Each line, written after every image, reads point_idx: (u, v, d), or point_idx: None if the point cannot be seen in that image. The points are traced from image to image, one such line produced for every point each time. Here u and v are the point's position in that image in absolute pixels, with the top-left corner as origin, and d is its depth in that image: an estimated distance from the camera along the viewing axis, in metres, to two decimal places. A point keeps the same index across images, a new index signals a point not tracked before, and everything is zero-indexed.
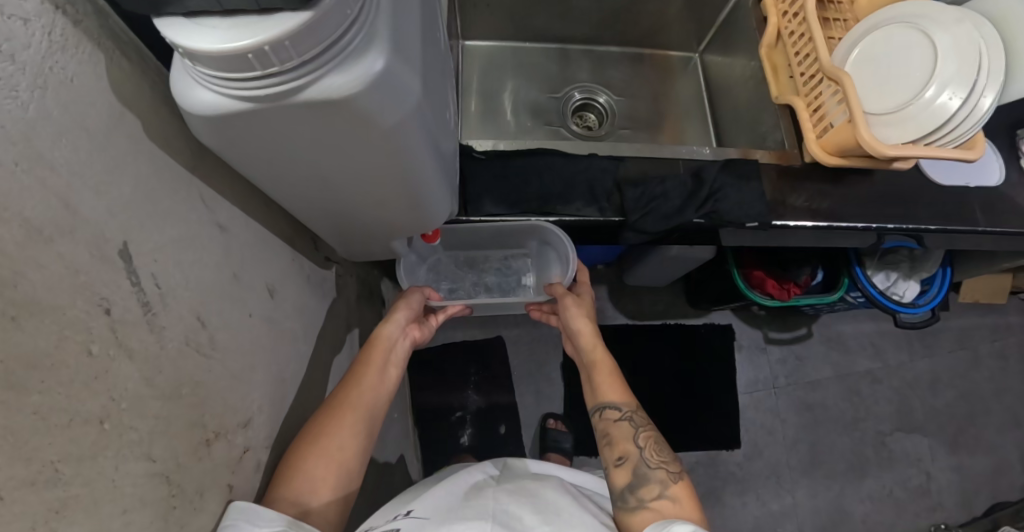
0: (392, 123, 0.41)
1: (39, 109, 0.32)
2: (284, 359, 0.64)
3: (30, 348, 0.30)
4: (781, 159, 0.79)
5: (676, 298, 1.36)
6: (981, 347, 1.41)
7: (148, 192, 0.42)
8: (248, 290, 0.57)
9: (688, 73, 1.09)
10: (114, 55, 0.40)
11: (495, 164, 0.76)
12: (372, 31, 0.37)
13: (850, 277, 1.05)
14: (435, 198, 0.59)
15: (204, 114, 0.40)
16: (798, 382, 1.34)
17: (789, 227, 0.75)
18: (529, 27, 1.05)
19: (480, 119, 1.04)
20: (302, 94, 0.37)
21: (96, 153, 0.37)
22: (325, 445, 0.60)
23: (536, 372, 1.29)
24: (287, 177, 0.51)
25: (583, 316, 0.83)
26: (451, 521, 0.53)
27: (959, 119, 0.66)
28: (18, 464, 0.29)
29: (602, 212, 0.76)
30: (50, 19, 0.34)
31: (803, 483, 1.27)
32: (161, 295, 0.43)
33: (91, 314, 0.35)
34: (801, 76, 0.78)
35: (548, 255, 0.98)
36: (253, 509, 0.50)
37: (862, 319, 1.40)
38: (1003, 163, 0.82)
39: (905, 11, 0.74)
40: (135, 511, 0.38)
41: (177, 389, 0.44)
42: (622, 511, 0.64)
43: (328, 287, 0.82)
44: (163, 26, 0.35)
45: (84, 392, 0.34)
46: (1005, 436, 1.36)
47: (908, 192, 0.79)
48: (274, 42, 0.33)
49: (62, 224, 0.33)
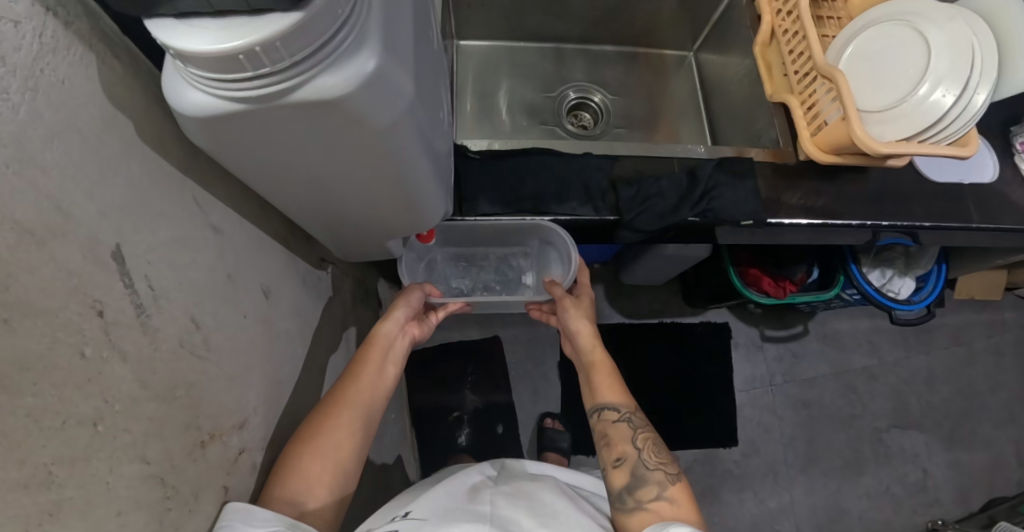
0: (384, 123, 0.41)
1: (30, 111, 0.32)
2: (280, 359, 0.64)
3: (23, 350, 0.30)
4: (776, 157, 0.79)
5: (673, 297, 1.37)
6: (976, 343, 1.42)
7: (139, 193, 0.42)
8: (243, 291, 0.57)
9: (682, 72, 1.09)
10: (105, 57, 0.40)
11: (489, 164, 0.76)
12: (363, 31, 0.37)
13: (845, 273, 1.06)
14: (431, 198, 0.60)
15: (196, 115, 0.40)
16: (794, 380, 1.34)
17: (784, 224, 0.75)
18: (524, 27, 1.05)
19: (475, 119, 1.04)
20: (294, 95, 0.37)
21: (88, 155, 0.37)
22: (322, 444, 0.60)
23: (533, 371, 1.29)
24: (281, 178, 0.51)
25: (583, 316, 0.83)
26: (448, 523, 0.53)
27: (954, 116, 0.67)
28: (12, 467, 0.29)
29: (597, 211, 0.75)
30: (41, 21, 0.34)
31: (800, 480, 1.27)
32: (155, 297, 0.43)
33: (83, 316, 0.35)
34: (795, 74, 0.79)
35: (548, 255, 0.98)
36: (248, 510, 0.50)
37: (858, 317, 1.41)
38: (997, 160, 0.82)
39: (898, 9, 0.74)
40: (130, 513, 0.38)
41: (171, 390, 0.44)
42: (621, 512, 0.64)
43: (323, 288, 0.82)
44: (154, 28, 0.34)
45: (76, 395, 0.34)
46: (1000, 431, 1.36)
47: (902, 190, 0.79)
48: (264, 43, 0.33)
49: (54, 226, 0.33)
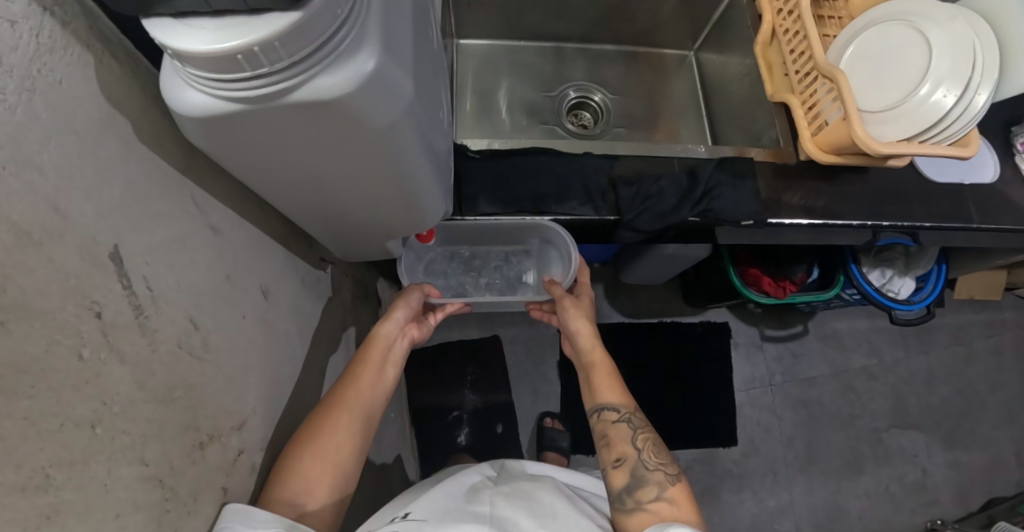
0: (384, 124, 0.41)
1: (27, 111, 0.32)
2: (279, 360, 0.64)
3: (20, 351, 0.30)
4: (776, 157, 0.78)
5: (673, 296, 1.37)
6: (976, 343, 1.42)
7: (137, 194, 0.42)
8: (242, 292, 0.57)
9: (683, 71, 1.09)
10: (103, 57, 0.40)
11: (489, 164, 0.76)
12: (363, 31, 0.37)
13: (845, 273, 1.06)
14: (430, 199, 0.59)
15: (194, 115, 0.40)
16: (794, 379, 1.34)
17: (784, 225, 0.75)
18: (524, 26, 1.05)
19: (475, 118, 1.03)
20: (293, 95, 0.37)
21: (86, 155, 0.37)
22: (322, 445, 0.60)
23: (533, 371, 1.29)
24: (280, 178, 0.51)
25: (582, 317, 0.83)
26: (448, 525, 0.53)
27: (954, 116, 0.66)
28: (9, 470, 0.29)
29: (597, 211, 0.75)
30: (38, 20, 0.34)
31: (799, 480, 1.27)
32: (153, 298, 0.42)
33: (81, 317, 0.35)
34: (795, 74, 0.78)
35: (549, 254, 0.98)
36: (247, 511, 0.50)
37: (858, 316, 1.41)
38: (997, 160, 0.82)
39: (899, 9, 0.74)
40: (129, 516, 0.38)
41: (170, 391, 0.44)
42: (621, 513, 0.64)
43: (323, 288, 0.82)
44: (152, 27, 0.34)
45: (74, 396, 0.33)
46: (1000, 431, 1.36)
47: (903, 190, 0.79)
48: (263, 43, 0.33)
49: (51, 228, 0.33)
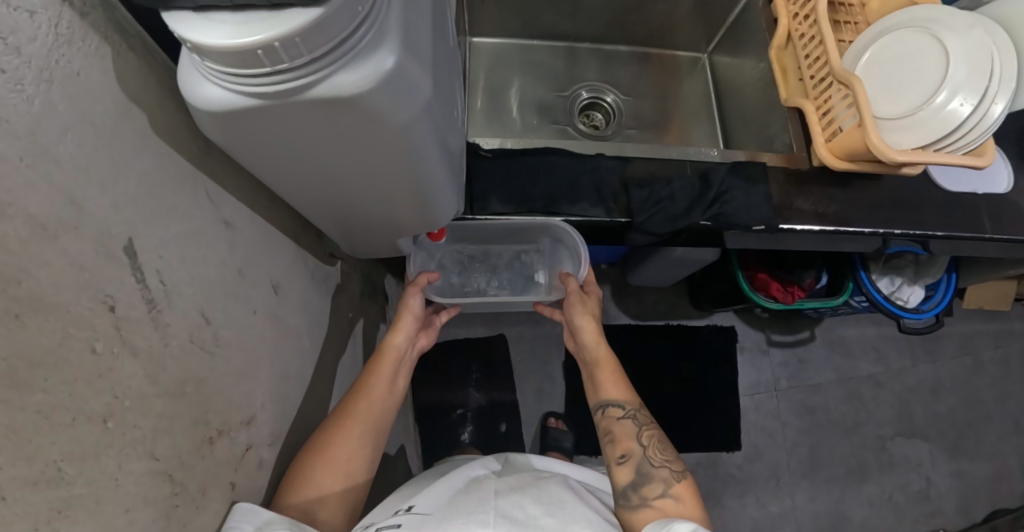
0: (401, 122, 0.41)
1: (45, 103, 0.32)
2: (288, 357, 0.64)
3: (34, 345, 0.30)
4: (789, 162, 0.78)
5: (679, 299, 1.36)
6: (984, 354, 1.41)
7: (152, 188, 0.42)
8: (253, 287, 0.57)
9: (696, 73, 1.08)
10: (121, 49, 0.40)
11: (502, 163, 0.76)
12: (383, 29, 0.37)
13: (855, 281, 1.05)
14: (442, 198, 0.59)
15: (211, 110, 0.39)
16: (800, 385, 1.34)
17: (796, 230, 0.75)
18: (536, 25, 1.04)
19: (487, 117, 1.03)
20: (310, 92, 0.37)
21: (102, 148, 0.36)
22: (336, 456, 0.61)
23: (538, 370, 1.29)
24: (294, 174, 0.51)
25: (587, 314, 0.82)
26: (452, 517, 0.53)
27: (971, 125, 0.66)
28: (21, 463, 0.28)
29: (608, 212, 0.75)
30: (56, 11, 0.33)
31: (802, 486, 1.27)
32: (166, 292, 0.42)
33: (94, 311, 0.35)
34: (811, 79, 0.78)
35: (560, 253, 0.98)
36: (253, 510, 0.50)
37: (865, 323, 1.40)
38: (1012, 169, 0.82)
39: (917, 15, 0.73)
40: (137, 511, 0.38)
41: (180, 387, 0.43)
42: (624, 508, 0.64)
43: (332, 284, 0.81)
44: (170, 20, 0.34)
45: (88, 391, 0.33)
46: (1006, 442, 1.36)
47: (916, 198, 0.78)
48: (283, 39, 0.32)
49: (67, 220, 0.33)
